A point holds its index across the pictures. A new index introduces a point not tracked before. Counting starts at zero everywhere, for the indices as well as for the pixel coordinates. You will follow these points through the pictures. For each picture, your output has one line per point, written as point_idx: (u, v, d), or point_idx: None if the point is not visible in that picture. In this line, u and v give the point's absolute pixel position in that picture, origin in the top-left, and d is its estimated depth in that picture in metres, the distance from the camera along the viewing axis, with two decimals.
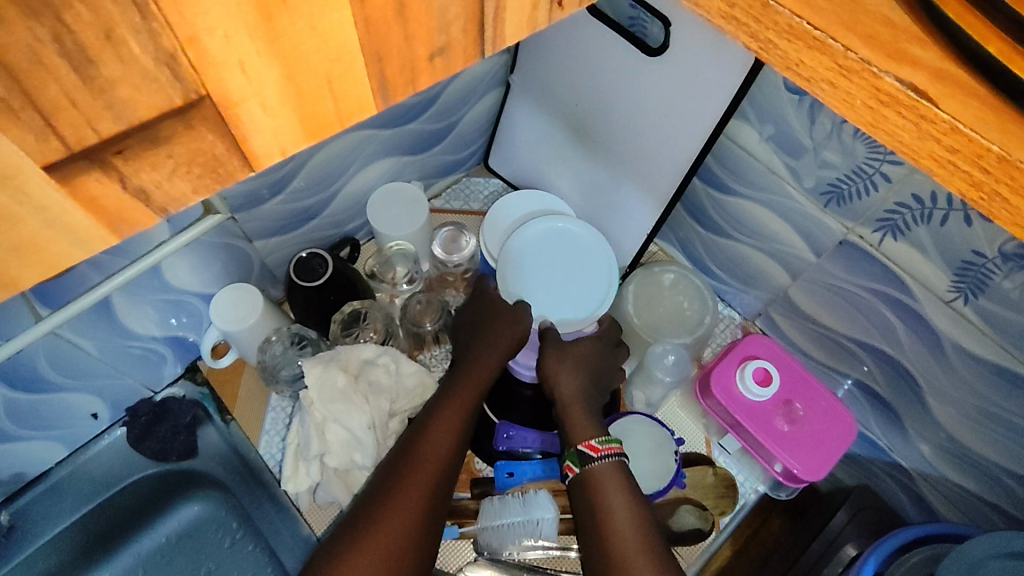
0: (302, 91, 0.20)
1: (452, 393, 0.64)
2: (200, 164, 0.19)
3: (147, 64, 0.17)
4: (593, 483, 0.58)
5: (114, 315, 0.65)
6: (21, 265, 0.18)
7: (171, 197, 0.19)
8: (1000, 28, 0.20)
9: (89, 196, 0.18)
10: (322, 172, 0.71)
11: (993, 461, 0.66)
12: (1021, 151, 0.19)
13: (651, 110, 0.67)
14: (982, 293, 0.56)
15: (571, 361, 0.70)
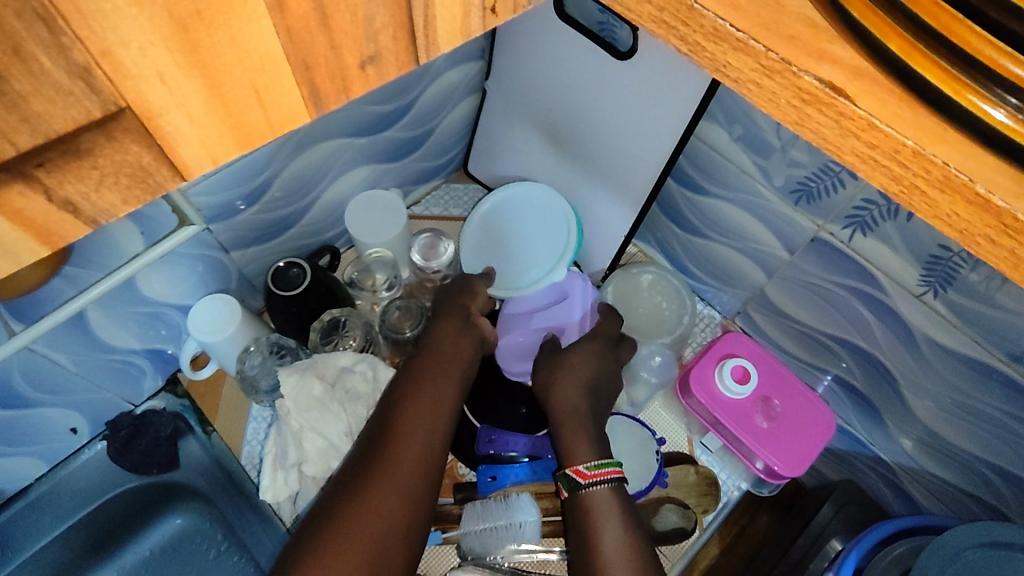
0: (228, 101, 0.20)
1: (426, 372, 0.62)
2: (128, 175, 0.20)
3: (60, 78, 0.17)
4: (586, 517, 0.58)
5: (90, 329, 0.65)
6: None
7: (102, 207, 0.20)
8: (902, 26, 0.20)
9: (12, 208, 0.18)
10: (298, 180, 0.71)
11: (971, 453, 0.67)
12: (933, 144, 0.21)
13: (622, 111, 0.68)
14: (950, 286, 0.57)
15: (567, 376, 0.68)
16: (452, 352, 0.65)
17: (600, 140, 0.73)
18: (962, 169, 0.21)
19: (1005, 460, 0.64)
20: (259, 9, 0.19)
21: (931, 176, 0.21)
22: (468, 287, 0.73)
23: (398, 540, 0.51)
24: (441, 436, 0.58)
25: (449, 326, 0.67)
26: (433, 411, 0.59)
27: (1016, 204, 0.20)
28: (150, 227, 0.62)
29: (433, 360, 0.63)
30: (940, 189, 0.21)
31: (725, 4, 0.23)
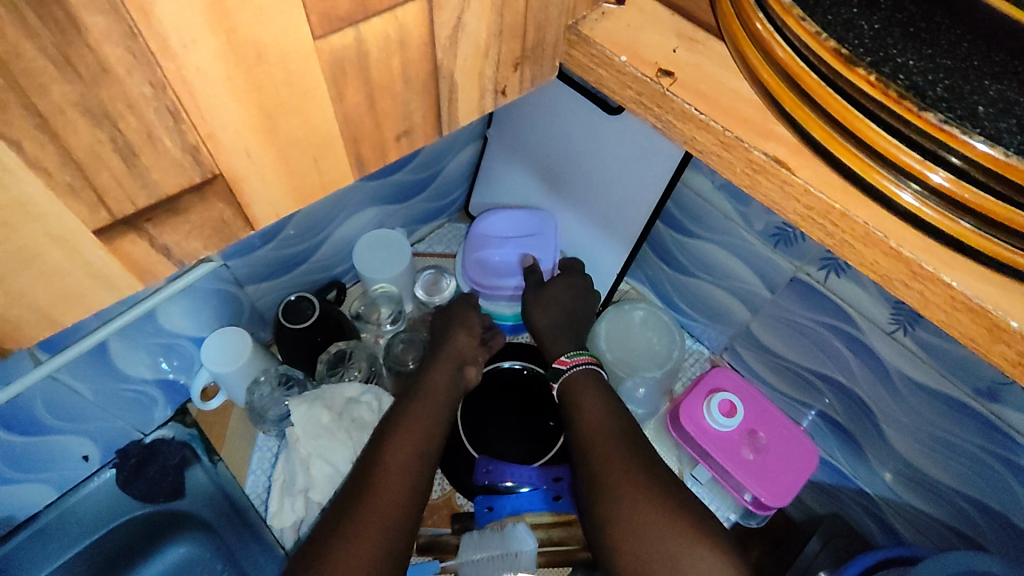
0: (293, 169, 0.25)
1: (420, 391, 0.67)
2: (211, 228, 0.24)
3: (177, 155, 0.21)
4: (577, 400, 0.69)
5: (110, 360, 0.69)
6: (67, 307, 0.22)
7: (189, 251, 0.24)
8: (819, 116, 0.25)
9: (123, 252, 0.22)
10: (311, 220, 0.76)
11: (948, 486, 0.70)
12: (856, 208, 0.25)
13: (614, 159, 0.74)
14: (918, 324, 0.61)
15: (551, 304, 0.79)
16: (443, 374, 0.71)
17: (594, 185, 0.78)
18: (879, 228, 0.25)
19: (981, 493, 0.67)
20: (324, 99, 0.23)
21: (858, 234, 0.26)
22: (457, 313, 0.80)
23: (407, 528, 0.55)
24: (437, 437, 0.64)
25: (446, 353, 0.74)
26: (432, 415, 0.65)
27: (921, 255, 0.25)
28: None
29: (429, 383, 0.69)
30: (862, 242, 0.26)
31: (691, 92, 0.28)
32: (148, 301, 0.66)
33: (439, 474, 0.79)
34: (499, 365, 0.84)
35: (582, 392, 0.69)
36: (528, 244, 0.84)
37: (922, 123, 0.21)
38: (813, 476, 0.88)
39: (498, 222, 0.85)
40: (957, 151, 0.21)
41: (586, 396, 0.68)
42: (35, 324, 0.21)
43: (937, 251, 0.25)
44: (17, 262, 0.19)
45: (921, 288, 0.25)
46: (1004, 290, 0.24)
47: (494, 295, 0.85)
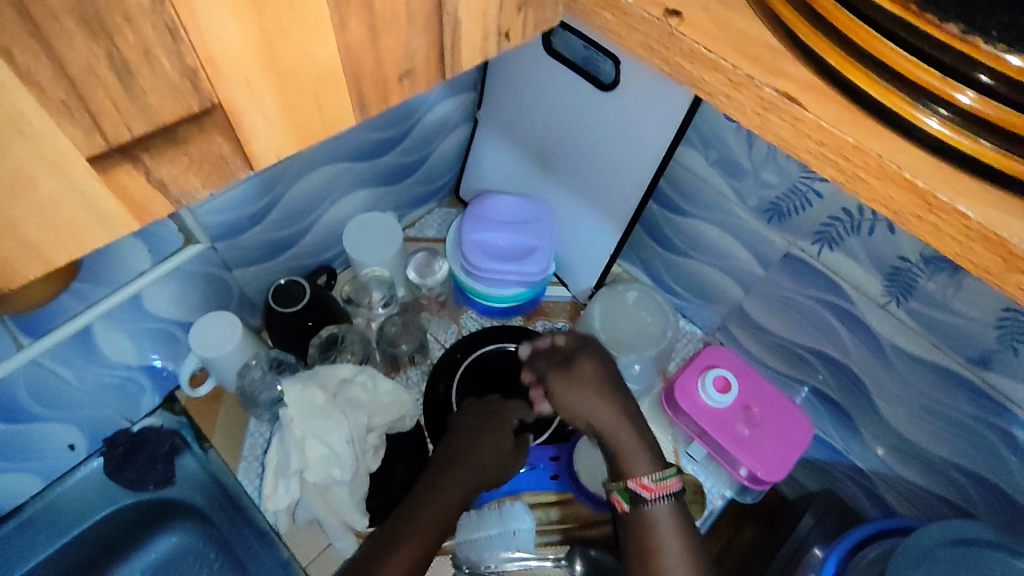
0: (293, 104, 0.24)
1: (441, 477, 0.67)
2: (209, 163, 0.23)
3: (174, 78, 0.20)
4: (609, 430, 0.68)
5: (93, 345, 0.67)
6: (61, 244, 0.21)
7: (185, 187, 0.23)
8: (832, 42, 0.25)
9: (120, 184, 0.21)
10: (299, 201, 0.75)
11: (940, 456, 0.71)
12: (870, 140, 0.25)
13: (605, 137, 0.74)
14: (911, 295, 0.61)
15: (602, 389, 0.65)
16: (478, 414, 0.73)
17: (586, 164, 0.78)
18: (894, 160, 0.25)
19: (971, 463, 0.68)
20: (327, 28, 0.23)
21: (870, 166, 0.25)
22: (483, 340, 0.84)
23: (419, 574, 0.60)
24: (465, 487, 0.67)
25: (478, 432, 0.71)
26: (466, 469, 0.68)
27: (930, 183, 0.24)
28: (159, 246, 0.67)
29: (457, 467, 0.68)
30: (878, 177, 0.25)
31: (699, 32, 0.28)
32: (132, 287, 0.65)
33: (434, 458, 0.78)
34: (493, 347, 0.83)
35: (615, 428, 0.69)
36: (527, 228, 0.82)
37: (941, 34, 0.22)
38: (807, 454, 0.89)
39: (501, 203, 0.83)
40: (985, 67, 0.21)
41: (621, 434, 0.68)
42: (29, 261, 0.20)
43: (950, 180, 0.24)
44: (9, 187, 0.18)
45: (934, 217, 0.25)
46: (1012, 215, 0.24)
47: (478, 275, 0.81)
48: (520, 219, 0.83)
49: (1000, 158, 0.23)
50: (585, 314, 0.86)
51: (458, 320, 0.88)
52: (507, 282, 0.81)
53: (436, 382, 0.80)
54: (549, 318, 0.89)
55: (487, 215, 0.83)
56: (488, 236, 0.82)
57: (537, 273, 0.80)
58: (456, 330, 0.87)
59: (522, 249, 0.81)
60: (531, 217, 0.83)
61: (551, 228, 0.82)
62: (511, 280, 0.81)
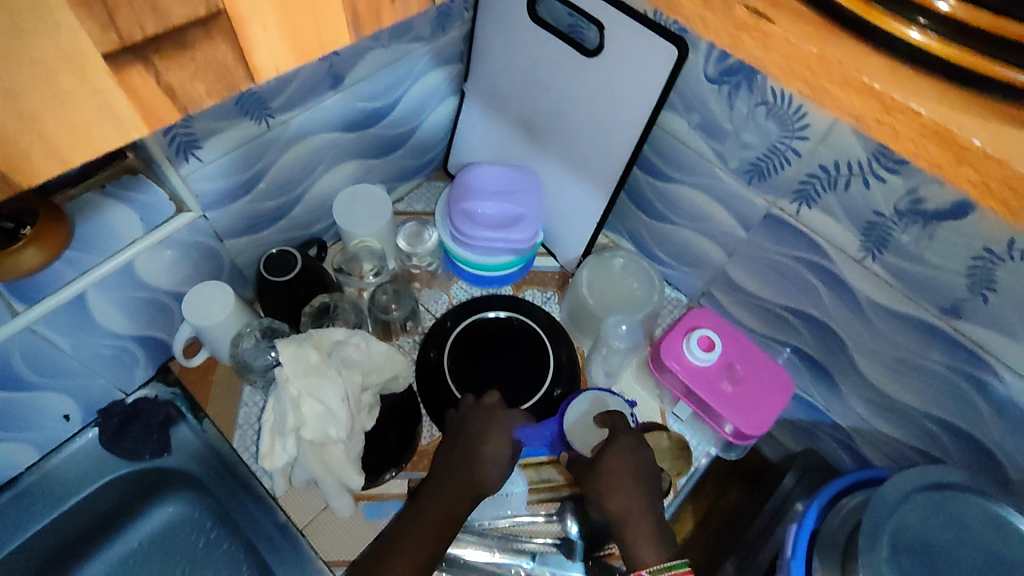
0: (293, 17, 0.24)
1: (443, 482, 0.66)
2: (214, 72, 0.24)
3: None
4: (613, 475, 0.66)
5: (90, 312, 0.68)
6: (77, 142, 0.21)
7: (192, 96, 0.24)
8: None
9: (131, 85, 0.22)
10: (288, 171, 0.76)
11: (916, 408, 0.74)
12: (832, 50, 0.27)
13: (590, 103, 0.75)
14: (886, 248, 0.63)
15: (621, 477, 0.65)
16: (482, 416, 0.72)
17: (572, 132, 0.79)
18: (855, 68, 0.26)
19: (945, 412, 0.71)
20: None
21: (834, 76, 0.27)
22: (481, 328, 0.84)
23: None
24: (469, 491, 0.66)
25: (479, 439, 0.70)
26: (468, 473, 0.67)
27: (887, 86, 0.26)
28: (149, 214, 0.68)
29: (460, 474, 0.67)
30: (838, 85, 0.27)
31: None
32: (127, 252, 0.66)
33: (426, 422, 0.79)
34: (482, 315, 0.85)
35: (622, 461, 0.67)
36: (515, 196, 0.83)
37: None
38: (791, 415, 0.91)
39: (485, 173, 0.85)
40: None
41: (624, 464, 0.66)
42: (46, 157, 0.21)
43: (907, 87, 0.26)
44: (26, 76, 0.19)
45: (891, 117, 0.26)
46: (963, 114, 0.26)
47: (468, 245, 0.83)
48: (508, 188, 0.84)
49: (962, 57, 0.26)
50: (571, 281, 0.87)
51: (448, 290, 0.90)
52: (496, 248, 0.82)
53: (427, 350, 0.82)
54: (538, 288, 0.91)
55: (475, 184, 0.84)
56: (477, 204, 0.83)
57: (525, 239, 0.82)
58: (447, 300, 0.89)
59: (511, 216, 0.82)
60: (519, 187, 0.85)
61: (538, 196, 0.84)
62: (500, 246, 0.82)
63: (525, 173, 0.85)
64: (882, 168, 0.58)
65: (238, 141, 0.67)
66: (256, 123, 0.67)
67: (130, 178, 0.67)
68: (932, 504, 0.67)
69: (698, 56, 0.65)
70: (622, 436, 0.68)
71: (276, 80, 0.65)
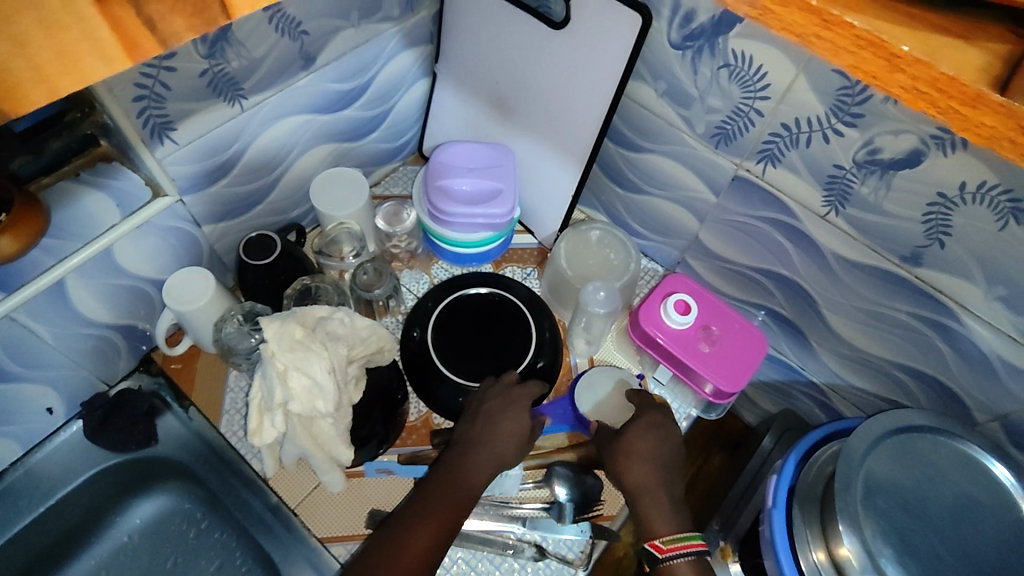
0: None
1: (458, 462, 0.68)
2: (191, 4, 0.24)
3: None
4: (630, 451, 0.70)
5: (69, 300, 0.68)
6: (63, 72, 0.23)
7: (172, 31, 0.24)
8: None
9: (112, 14, 0.22)
10: (262, 155, 0.77)
11: (884, 358, 0.77)
12: None
13: (560, 76, 0.77)
14: (848, 202, 0.66)
15: (638, 454, 0.70)
16: (498, 395, 0.73)
17: (544, 106, 0.81)
18: None
19: (911, 359, 0.74)
20: None
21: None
22: (477, 305, 0.85)
23: (436, 555, 0.61)
24: (487, 470, 0.68)
25: (496, 417, 0.71)
26: (487, 452, 0.69)
27: (825, 3, 0.27)
28: (125, 200, 0.69)
29: (473, 453, 0.68)
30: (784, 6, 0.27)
31: None
32: (104, 238, 0.67)
33: (413, 397, 0.80)
34: (464, 292, 0.85)
35: (640, 439, 0.71)
36: (491, 172, 0.84)
37: None
38: (767, 377, 0.94)
39: (462, 151, 0.86)
40: None
41: (643, 442, 0.71)
42: (34, 83, 0.22)
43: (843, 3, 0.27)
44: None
45: (831, 33, 0.27)
46: (894, 26, 0.27)
47: (448, 222, 0.84)
48: (483, 164, 0.85)
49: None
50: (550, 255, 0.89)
51: (429, 270, 0.91)
52: (475, 225, 0.84)
53: (411, 329, 0.82)
54: (519, 265, 0.92)
55: (450, 163, 0.85)
56: (453, 182, 0.84)
57: (503, 217, 0.84)
58: (429, 280, 0.90)
59: (488, 193, 0.83)
60: (494, 163, 0.86)
61: (514, 171, 0.85)
62: (478, 224, 0.84)
63: (499, 149, 0.86)
64: (840, 122, 0.61)
65: (213, 123, 0.68)
66: (230, 104, 0.68)
67: (105, 165, 0.67)
68: (908, 450, 0.69)
69: (661, 24, 0.67)
70: (647, 415, 0.73)
71: (247, 60, 0.66)
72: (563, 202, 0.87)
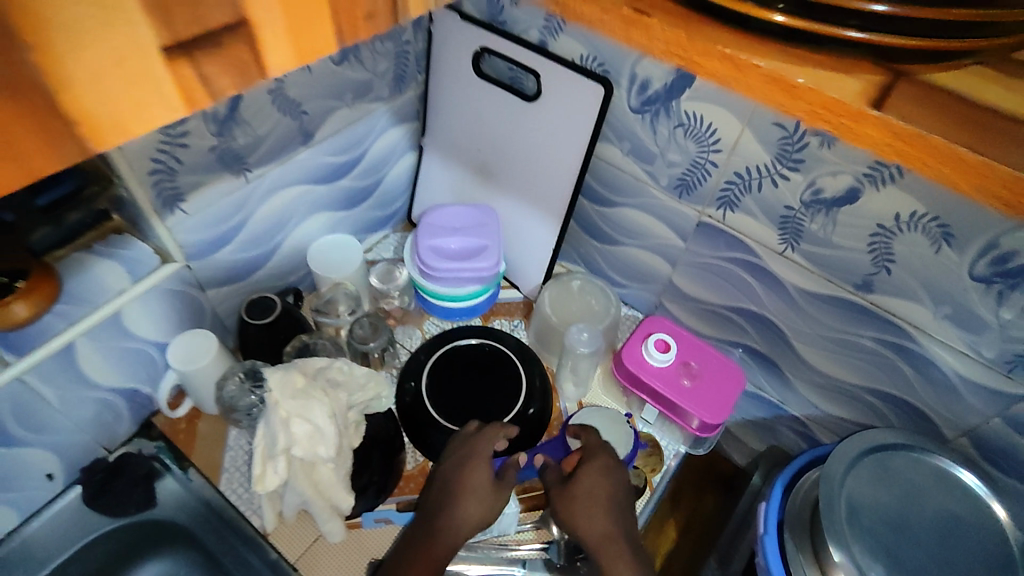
0: (297, 28, 0.31)
1: (424, 531, 0.69)
2: (237, 67, 0.30)
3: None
4: (587, 499, 0.71)
5: (78, 363, 0.71)
6: (136, 120, 0.28)
7: (220, 87, 0.30)
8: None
9: (180, 73, 0.28)
10: (264, 223, 0.83)
11: (854, 384, 0.81)
12: (694, 33, 0.36)
13: (534, 142, 0.85)
14: (801, 239, 0.73)
15: (596, 503, 0.70)
16: (454, 456, 0.74)
17: (522, 169, 0.89)
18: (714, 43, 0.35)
19: (879, 383, 0.79)
20: None
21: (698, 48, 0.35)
22: (455, 363, 0.87)
23: None
24: (454, 534, 0.68)
25: (455, 479, 0.72)
26: (449, 515, 0.69)
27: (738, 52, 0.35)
28: (134, 267, 0.74)
29: (437, 520, 0.69)
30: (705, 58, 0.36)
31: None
32: (114, 302, 0.71)
33: (410, 448, 0.83)
34: (458, 343, 0.89)
35: (595, 487, 0.72)
36: (475, 231, 0.91)
37: None
38: (750, 414, 0.98)
39: (449, 213, 0.92)
40: None
41: (599, 489, 0.72)
42: (116, 129, 0.27)
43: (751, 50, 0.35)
44: (108, 61, 0.26)
45: (744, 75, 0.35)
46: (794, 66, 0.34)
47: (436, 278, 0.89)
48: (468, 224, 0.92)
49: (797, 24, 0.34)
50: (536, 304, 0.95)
51: (421, 326, 0.96)
52: (460, 279, 0.89)
53: (406, 380, 0.85)
54: (505, 317, 0.97)
55: (437, 224, 0.92)
56: (441, 241, 0.90)
57: (487, 271, 0.89)
58: (421, 335, 0.95)
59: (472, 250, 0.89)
60: (478, 224, 0.92)
61: (497, 229, 0.92)
62: (464, 278, 0.89)
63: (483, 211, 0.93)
64: (785, 167, 0.68)
65: (219, 194, 0.74)
66: (235, 176, 0.75)
67: (116, 237, 0.73)
68: (887, 473, 0.72)
69: (622, 92, 0.76)
70: (599, 458, 0.75)
71: (252, 137, 0.73)
72: (544, 255, 0.93)
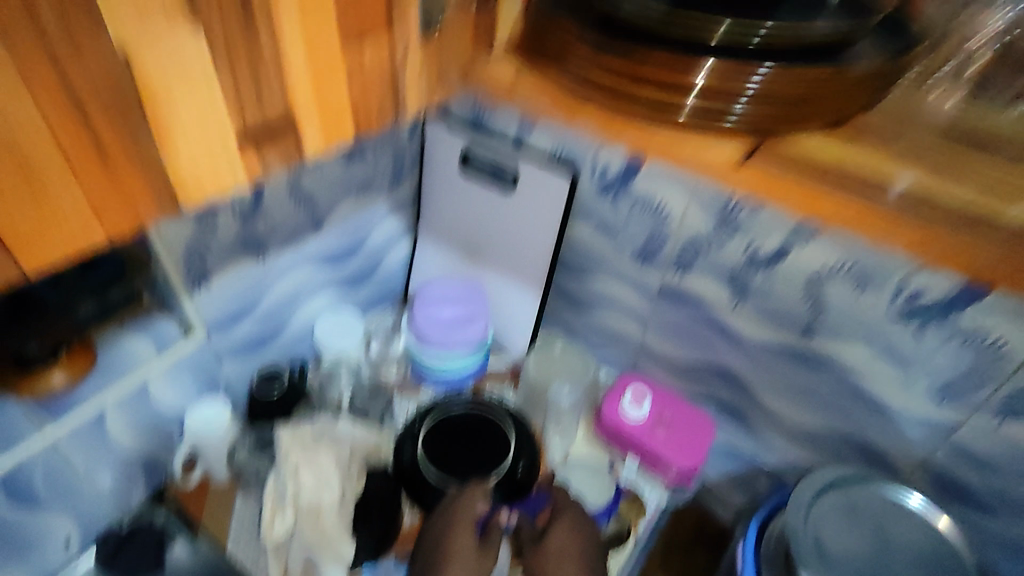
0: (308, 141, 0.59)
1: None
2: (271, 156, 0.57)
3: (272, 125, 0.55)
4: (558, 557, 0.77)
5: (105, 430, 0.78)
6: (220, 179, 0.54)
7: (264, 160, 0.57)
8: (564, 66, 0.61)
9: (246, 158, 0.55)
10: (276, 300, 0.93)
11: (815, 428, 0.89)
12: None
13: (514, 224, 0.98)
14: (749, 295, 0.83)
15: (567, 559, 0.77)
16: (437, 524, 0.78)
17: (504, 248, 1.01)
18: None
19: (837, 425, 0.86)
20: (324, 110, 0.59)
21: None
22: (446, 431, 0.90)
23: None
24: None
25: (438, 549, 0.75)
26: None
27: None
28: (161, 341, 0.81)
29: None
30: None
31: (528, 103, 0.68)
32: (139, 372, 0.78)
33: (407, 508, 0.85)
34: (449, 412, 0.92)
35: (564, 544, 0.78)
36: (464, 302, 1.02)
37: None
38: (730, 467, 1.03)
39: (439, 288, 1.03)
40: None
41: (568, 546, 0.78)
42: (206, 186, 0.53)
43: None
44: (216, 162, 0.53)
45: None
46: None
47: (429, 346, 0.99)
48: (457, 297, 1.02)
49: None
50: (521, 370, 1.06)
51: (417, 393, 1.01)
52: (452, 346, 0.98)
53: (402, 446, 0.88)
54: (495, 382, 1.04)
55: (429, 297, 1.02)
56: (433, 312, 1.00)
57: (476, 337, 0.99)
58: (416, 401, 1.00)
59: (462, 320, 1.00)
60: (466, 296, 1.03)
61: (483, 301, 1.03)
62: (455, 345, 0.99)
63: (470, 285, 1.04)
64: (726, 234, 0.80)
65: (240, 275, 0.86)
66: (253, 259, 0.86)
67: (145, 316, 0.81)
68: (852, 508, 0.78)
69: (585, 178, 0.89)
70: (567, 515, 0.81)
71: (269, 224, 0.85)
72: (526, 322, 1.04)
